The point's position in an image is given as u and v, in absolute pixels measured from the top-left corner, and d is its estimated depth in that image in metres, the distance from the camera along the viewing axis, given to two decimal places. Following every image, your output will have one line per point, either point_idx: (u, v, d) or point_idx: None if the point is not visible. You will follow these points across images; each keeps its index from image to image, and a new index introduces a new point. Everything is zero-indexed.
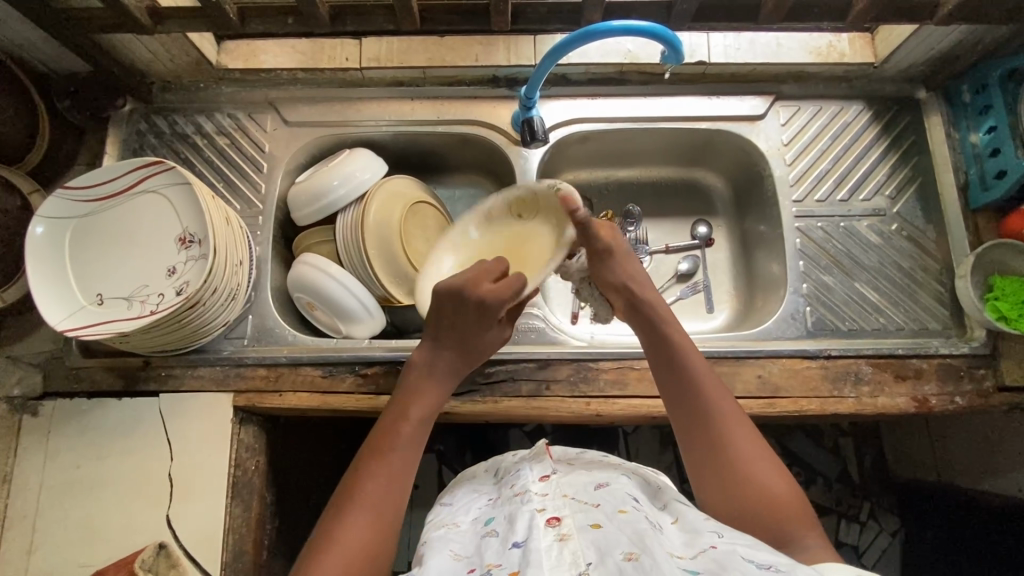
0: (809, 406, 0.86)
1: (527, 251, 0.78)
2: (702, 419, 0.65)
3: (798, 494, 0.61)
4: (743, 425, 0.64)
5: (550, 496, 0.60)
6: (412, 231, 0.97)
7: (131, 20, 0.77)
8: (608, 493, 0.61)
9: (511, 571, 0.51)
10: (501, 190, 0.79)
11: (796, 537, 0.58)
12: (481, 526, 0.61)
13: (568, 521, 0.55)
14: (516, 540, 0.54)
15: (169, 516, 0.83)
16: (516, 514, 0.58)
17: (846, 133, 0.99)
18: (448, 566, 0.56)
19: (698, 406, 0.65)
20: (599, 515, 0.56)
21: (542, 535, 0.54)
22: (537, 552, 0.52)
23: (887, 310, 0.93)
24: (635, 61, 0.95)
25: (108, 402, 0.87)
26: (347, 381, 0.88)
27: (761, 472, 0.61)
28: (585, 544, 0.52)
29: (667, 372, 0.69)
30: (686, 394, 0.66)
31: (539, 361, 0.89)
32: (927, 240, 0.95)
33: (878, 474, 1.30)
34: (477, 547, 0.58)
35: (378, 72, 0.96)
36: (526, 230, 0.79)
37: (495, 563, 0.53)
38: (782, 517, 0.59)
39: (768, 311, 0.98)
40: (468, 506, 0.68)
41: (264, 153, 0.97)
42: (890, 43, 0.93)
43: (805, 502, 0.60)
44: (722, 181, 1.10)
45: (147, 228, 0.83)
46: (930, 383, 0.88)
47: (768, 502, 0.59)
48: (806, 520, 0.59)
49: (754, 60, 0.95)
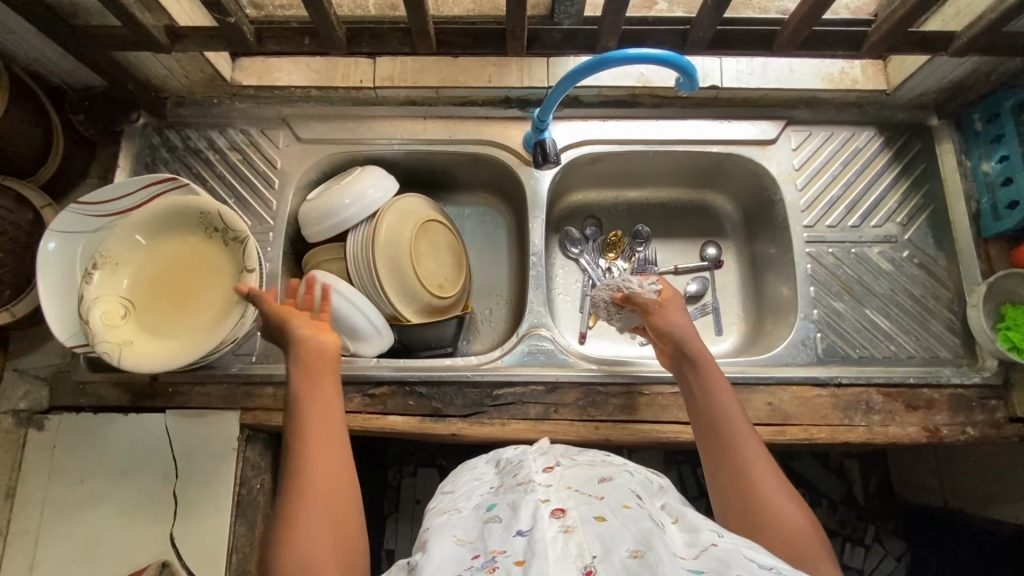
0: (819, 435, 0.86)
1: (192, 261, 0.84)
2: (721, 444, 0.67)
3: (814, 525, 0.60)
4: (764, 458, 0.65)
5: (554, 487, 0.61)
6: (423, 248, 0.96)
7: (150, 39, 0.77)
8: (612, 488, 0.61)
9: (517, 559, 0.50)
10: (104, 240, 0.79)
11: (809, 564, 0.57)
12: (483, 513, 0.60)
13: (572, 513, 0.55)
14: (520, 528, 0.54)
15: (173, 535, 0.83)
16: (519, 501, 0.58)
17: (858, 158, 0.99)
18: (452, 551, 0.55)
19: (729, 441, 0.67)
20: (603, 508, 0.56)
21: (547, 525, 0.53)
22: (542, 542, 0.51)
23: (898, 337, 0.92)
24: (647, 84, 0.96)
25: (114, 418, 0.87)
26: (356, 400, 0.88)
27: (779, 501, 0.61)
28: (591, 537, 0.52)
29: (704, 408, 0.71)
30: (708, 422, 0.70)
31: (549, 385, 0.89)
32: (938, 268, 0.95)
33: (884, 497, 1.28)
34: (480, 532, 0.57)
35: (391, 92, 0.97)
36: (173, 249, 0.84)
37: (500, 550, 0.52)
38: (798, 543, 0.58)
39: (777, 336, 0.97)
40: (469, 493, 0.67)
41: (275, 169, 0.98)
42: (903, 71, 0.93)
43: (820, 533, 0.60)
44: (731, 203, 1.10)
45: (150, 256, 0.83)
46: (941, 413, 0.87)
47: (785, 529, 0.59)
48: (821, 551, 0.58)
49: (766, 85, 0.95)
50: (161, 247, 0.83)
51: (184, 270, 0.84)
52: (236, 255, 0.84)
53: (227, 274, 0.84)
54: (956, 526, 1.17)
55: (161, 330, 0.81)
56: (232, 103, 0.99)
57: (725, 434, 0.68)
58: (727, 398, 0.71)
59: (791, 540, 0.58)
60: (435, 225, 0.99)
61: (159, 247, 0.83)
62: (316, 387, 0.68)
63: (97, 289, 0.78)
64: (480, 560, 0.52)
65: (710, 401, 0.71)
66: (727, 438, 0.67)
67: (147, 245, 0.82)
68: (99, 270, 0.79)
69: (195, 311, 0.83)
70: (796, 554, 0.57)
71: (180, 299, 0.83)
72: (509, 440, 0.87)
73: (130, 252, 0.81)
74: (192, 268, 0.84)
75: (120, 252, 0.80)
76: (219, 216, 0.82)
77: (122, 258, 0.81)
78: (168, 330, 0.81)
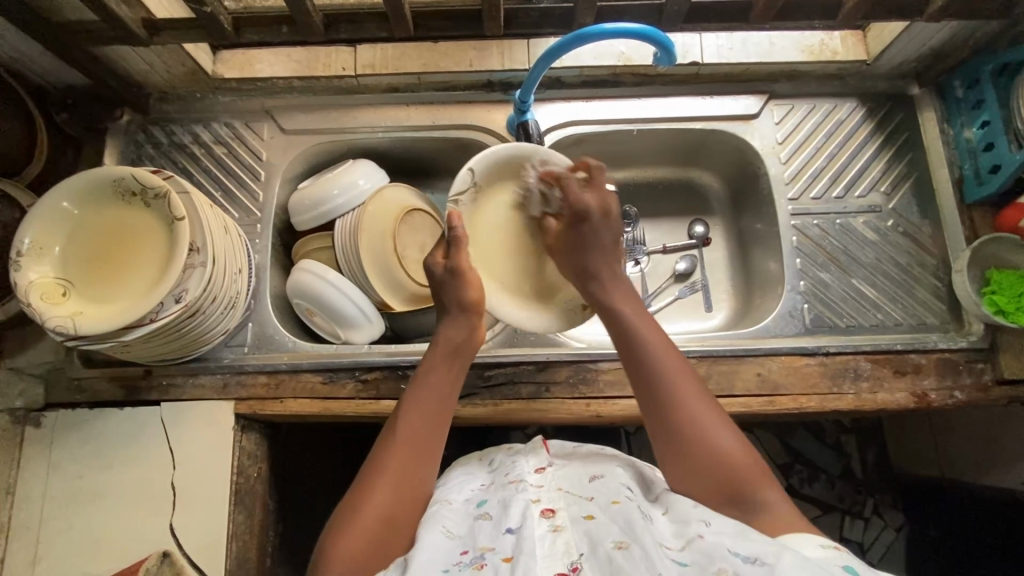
0: (809, 403, 0.86)
1: (122, 232, 0.80)
2: (658, 396, 0.66)
3: (747, 448, 0.63)
4: (696, 393, 0.65)
5: (545, 488, 0.62)
6: (501, 230, 0.87)
7: (127, 32, 0.77)
8: (602, 485, 0.63)
9: (505, 556, 0.54)
10: (23, 224, 0.75)
11: (752, 491, 0.60)
12: (473, 508, 0.63)
13: (562, 512, 0.57)
14: (510, 526, 0.57)
15: (172, 524, 0.84)
16: (510, 501, 0.60)
17: (841, 130, 0.99)
18: (442, 544, 0.57)
19: (662, 392, 0.66)
20: (593, 508, 0.58)
21: (536, 524, 0.56)
22: (531, 540, 0.54)
23: (885, 305, 0.93)
24: (628, 63, 0.96)
25: (110, 412, 0.87)
26: (348, 386, 0.88)
27: (712, 427, 0.63)
28: (578, 536, 0.55)
29: (642, 381, 0.67)
30: (651, 391, 0.66)
31: (539, 363, 0.89)
32: (923, 235, 0.96)
33: (880, 469, 1.30)
34: (470, 528, 0.59)
35: (373, 79, 0.97)
36: (99, 224, 0.80)
37: (489, 546, 0.55)
38: (738, 472, 0.61)
39: (765, 308, 0.98)
40: (460, 486, 0.69)
41: (261, 161, 0.98)
42: (882, 41, 0.93)
43: (755, 453, 0.63)
44: (717, 180, 1.10)
45: (82, 233, 0.79)
46: (929, 378, 0.88)
47: (722, 459, 0.62)
48: (764, 478, 0.61)
49: (746, 59, 0.95)
50: (87, 224, 0.79)
51: (115, 243, 0.80)
52: (162, 212, 0.80)
53: (159, 231, 0.80)
54: (952, 495, 1.18)
55: (101, 301, 0.77)
56: (215, 97, 0.99)
57: (662, 373, 0.67)
58: (671, 358, 0.68)
59: (727, 469, 0.61)
60: (499, 179, 0.86)
61: (83, 222, 0.79)
62: (430, 392, 0.71)
63: (30, 274, 0.74)
64: (468, 556, 0.55)
65: (628, 337, 0.70)
66: (665, 395, 0.65)
67: (72, 218, 0.78)
68: (25, 253, 0.74)
69: (132, 275, 0.79)
70: (738, 486, 0.60)
71: (115, 271, 0.79)
72: (502, 420, 0.87)
73: (55, 235, 0.77)
74: (122, 235, 0.80)
75: (46, 235, 0.76)
76: (133, 176, 0.78)
77: (47, 242, 0.76)
78: (108, 300, 0.77)
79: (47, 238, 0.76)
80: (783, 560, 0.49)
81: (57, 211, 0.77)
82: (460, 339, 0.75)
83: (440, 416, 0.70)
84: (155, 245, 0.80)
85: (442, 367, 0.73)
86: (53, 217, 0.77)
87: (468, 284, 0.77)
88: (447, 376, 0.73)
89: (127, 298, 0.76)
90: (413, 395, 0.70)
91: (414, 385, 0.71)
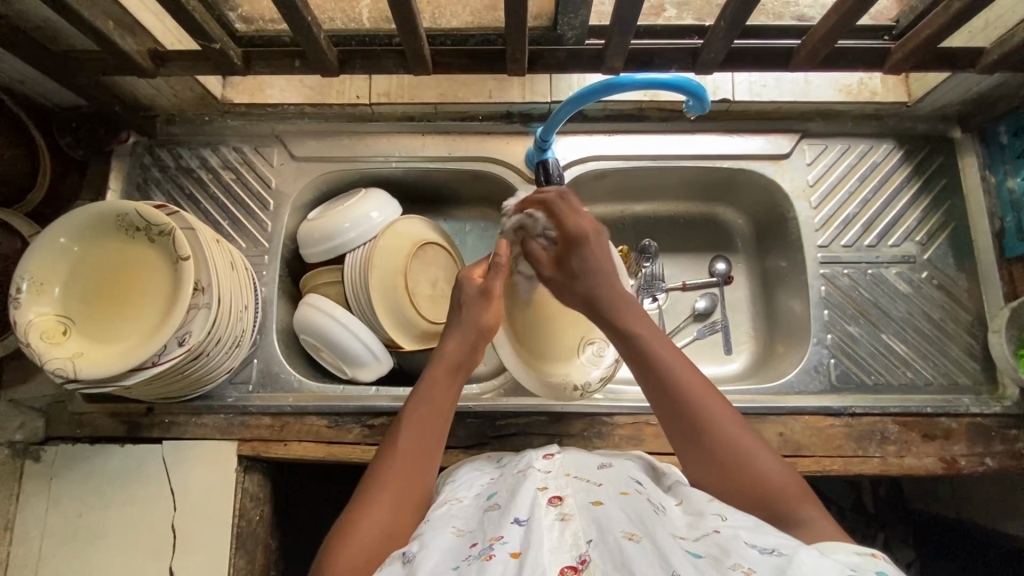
0: (832, 466, 0.83)
1: (127, 267, 0.77)
2: (682, 402, 0.62)
3: (788, 470, 0.59)
4: (723, 409, 0.62)
5: (553, 475, 0.59)
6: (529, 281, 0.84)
7: (133, 65, 0.74)
8: (610, 475, 0.60)
9: (513, 550, 0.48)
10: (22, 262, 0.72)
11: (797, 507, 0.55)
12: (484, 501, 0.60)
13: (570, 501, 0.54)
14: (517, 516, 0.52)
15: (171, 567, 0.82)
16: (518, 488, 0.57)
17: (875, 174, 0.94)
18: (449, 543, 0.53)
19: (689, 410, 0.62)
20: (602, 495, 0.55)
21: (544, 513, 0.52)
22: (539, 532, 0.49)
23: (915, 363, 0.89)
24: (655, 100, 0.92)
25: (111, 450, 0.85)
26: (354, 431, 0.86)
27: (748, 446, 0.60)
28: (587, 524, 0.50)
29: (666, 403, 0.63)
30: (678, 412, 0.62)
31: (553, 415, 0.86)
32: (959, 289, 0.91)
33: (893, 504, 1.24)
34: (479, 522, 0.55)
35: (389, 108, 0.93)
36: (100, 259, 0.77)
37: (496, 536, 0.50)
38: (778, 489, 0.57)
39: (788, 361, 0.93)
40: (471, 483, 0.66)
41: (270, 189, 0.95)
42: (925, 84, 0.88)
43: (798, 478, 0.58)
44: (741, 217, 1.06)
45: (84, 269, 0.76)
46: (959, 443, 0.84)
47: (760, 479, 0.58)
48: (804, 495, 0.57)
49: (780, 98, 0.90)
50: (89, 259, 0.76)
51: (118, 278, 0.77)
52: (168, 248, 0.77)
53: (162, 268, 0.77)
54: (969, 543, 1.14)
55: (104, 339, 0.73)
56: (223, 120, 0.95)
57: (688, 394, 0.62)
58: (687, 371, 0.64)
59: (758, 490, 0.57)
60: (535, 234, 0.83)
61: (85, 257, 0.76)
62: (428, 405, 0.68)
63: (30, 313, 0.72)
64: (477, 548, 0.50)
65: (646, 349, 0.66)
66: (684, 399, 0.62)
67: (73, 253, 0.75)
68: (25, 293, 0.72)
69: (136, 313, 0.76)
70: (777, 506, 0.56)
71: (118, 307, 0.76)
72: None
73: (55, 272, 0.74)
74: (126, 271, 0.77)
75: (46, 272, 0.73)
76: (136, 211, 0.75)
77: (47, 280, 0.73)
78: (112, 338, 0.74)
79: (48, 275, 0.74)
80: (801, 552, 0.45)
81: (55, 247, 0.74)
82: (461, 355, 0.72)
83: (437, 427, 0.67)
84: (160, 280, 0.77)
85: (440, 380, 0.70)
86: (52, 255, 0.74)
87: (491, 309, 0.75)
88: (445, 389, 0.70)
89: (133, 334, 0.74)
90: (411, 408, 0.68)
91: (411, 397, 0.69)
